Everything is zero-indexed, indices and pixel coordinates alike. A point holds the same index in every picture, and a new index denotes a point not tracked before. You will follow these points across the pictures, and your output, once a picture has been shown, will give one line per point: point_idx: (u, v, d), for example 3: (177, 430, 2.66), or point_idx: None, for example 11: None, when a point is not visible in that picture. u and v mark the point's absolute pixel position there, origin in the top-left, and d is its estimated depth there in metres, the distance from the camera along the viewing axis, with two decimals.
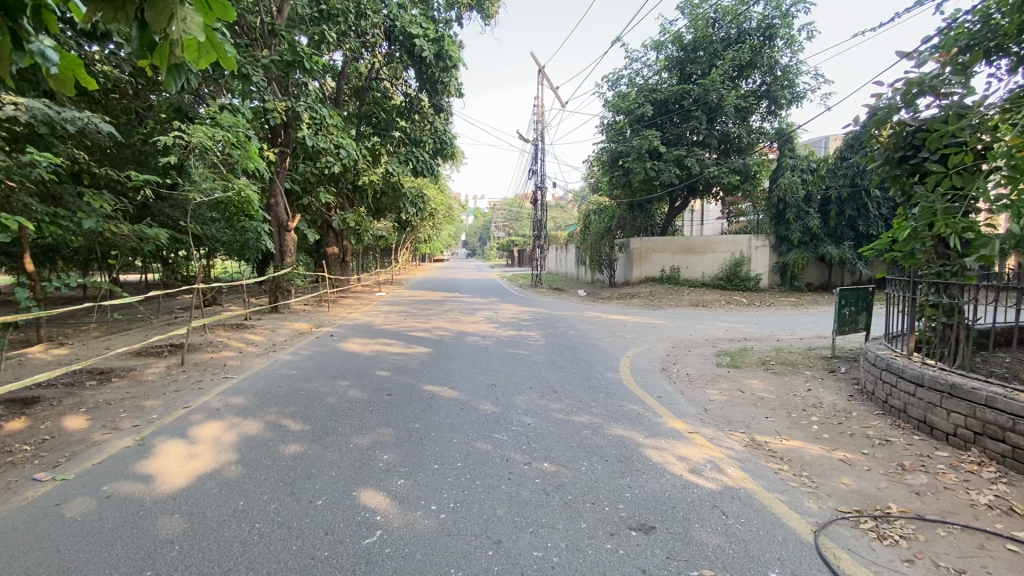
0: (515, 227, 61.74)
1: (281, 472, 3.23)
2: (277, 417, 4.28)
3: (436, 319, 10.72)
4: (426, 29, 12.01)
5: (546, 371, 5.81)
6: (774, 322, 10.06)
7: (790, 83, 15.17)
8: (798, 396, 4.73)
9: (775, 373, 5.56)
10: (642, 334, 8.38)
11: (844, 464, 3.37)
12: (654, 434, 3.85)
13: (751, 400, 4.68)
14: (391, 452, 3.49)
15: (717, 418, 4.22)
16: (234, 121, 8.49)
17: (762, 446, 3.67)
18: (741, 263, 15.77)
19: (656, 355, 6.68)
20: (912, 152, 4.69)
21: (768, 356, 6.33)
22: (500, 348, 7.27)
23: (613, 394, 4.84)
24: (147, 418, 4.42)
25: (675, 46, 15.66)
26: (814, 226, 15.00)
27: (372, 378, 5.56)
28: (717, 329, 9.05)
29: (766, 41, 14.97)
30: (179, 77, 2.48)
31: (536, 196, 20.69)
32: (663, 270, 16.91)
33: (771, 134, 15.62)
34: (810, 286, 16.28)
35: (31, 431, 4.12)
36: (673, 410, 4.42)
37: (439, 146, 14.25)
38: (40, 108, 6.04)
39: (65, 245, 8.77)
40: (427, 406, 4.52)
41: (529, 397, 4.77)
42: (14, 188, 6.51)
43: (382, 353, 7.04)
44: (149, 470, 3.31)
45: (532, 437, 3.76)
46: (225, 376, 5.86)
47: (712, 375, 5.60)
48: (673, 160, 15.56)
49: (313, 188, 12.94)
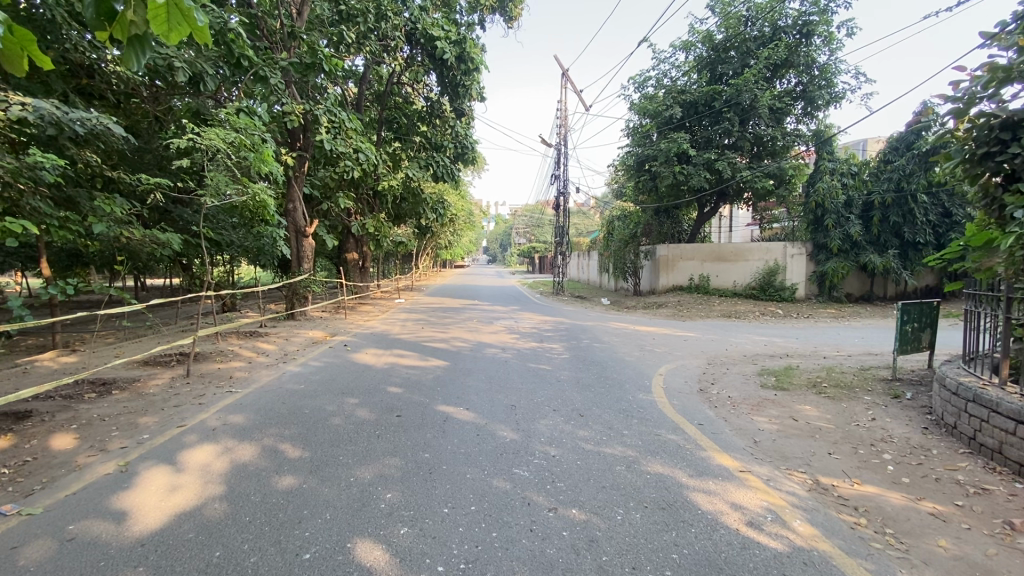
0: (536, 233, 61.34)
1: (269, 512, 2.80)
2: (275, 441, 3.88)
3: (453, 329, 10.27)
4: (448, 31, 11.81)
5: (571, 390, 5.28)
6: (815, 336, 9.34)
7: (828, 83, 14.43)
8: (862, 427, 4.12)
9: (829, 397, 4.94)
10: (673, 349, 7.79)
11: (937, 520, 2.79)
12: (699, 473, 3.31)
13: (807, 431, 4.10)
14: (395, 489, 3.04)
15: (771, 453, 3.68)
16: (246, 123, 8.27)
17: (830, 491, 3.12)
18: (775, 271, 14.92)
19: (691, 373, 6.12)
20: (999, 148, 4.00)
21: (818, 377, 5.66)
22: (521, 362, 6.80)
23: (646, 421, 4.32)
24: (138, 438, 4.06)
25: (705, 46, 15.13)
26: (855, 233, 14.08)
27: (383, 395, 5.14)
28: (754, 344, 8.40)
29: (803, 38, 14.28)
30: (143, 53, 2.07)
31: (558, 201, 20.20)
32: (691, 278, 16.25)
33: (808, 136, 14.89)
34: (850, 297, 15.24)
35: (14, 451, 3.79)
36: (718, 442, 3.86)
37: (460, 151, 13.92)
38: (48, 108, 5.74)
39: (82, 249, 8.63)
40: (440, 431, 4.06)
41: (553, 422, 4.26)
42: (24, 191, 6.21)
43: (395, 366, 6.63)
44: (124, 506, 2.92)
45: (557, 473, 3.27)
46: (228, 390, 5.51)
47: (758, 398, 4.99)
48: (703, 163, 14.86)
49: (332, 194, 12.68)
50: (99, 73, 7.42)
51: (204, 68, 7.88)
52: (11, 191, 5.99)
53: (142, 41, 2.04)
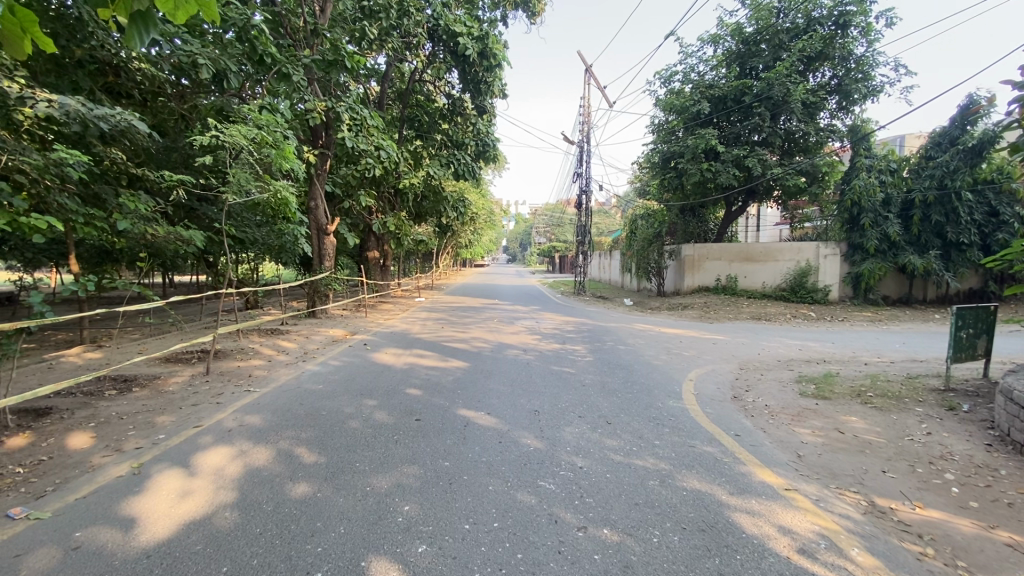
0: (557, 232, 60.91)
1: (281, 524, 2.66)
2: (291, 445, 3.75)
3: (473, 329, 10.09)
4: (470, 27, 11.66)
5: (597, 396, 5.04)
6: (854, 341, 8.88)
7: (865, 76, 13.82)
8: (917, 443, 3.81)
9: (876, 408, 4.61)
10: (702, 352, 7.47)
11: (1015, 552, 2.49)
12: (741, 490, 3.05)
13: (857, 446, 3.79)
14: (413, 501, 2.87)
15: (818, 469, 3.39)
16: (268, 120, 8.23)
17: (888, 515, 2.83)
18: (807, 272, 14.38)
19: (724, 379, 5.82)
20: None
21: (861, 386, 5.31)
22: (544, 364, 6.59)
23: (679, 430, 4.07)
24: (154, 438, 3.98)
25: (734, 39, 14.70)
26: (894, 233, 13.43)
27: (402, 397, 4.99)
28: (789, 348, 8.01)
29: (839, 30, 13.68)
30: (145, 33, 1.91)
31: (580, 200, 19.90)
32: (718, 279, 15.82)
33: (842, 132, 14.31)
34: (887, 299, 14.57)
35: (30, 450, 3.72)
36: (759, 456, 3.58)
37: (482, 148, 13.74)
38: (73, 105, 5.69)
39: (109, 247, 8.71)
40: (461, 437, 3.88)
41: (579, 430, 4.04)
42: (49, 187, 6.19)
43: (414, 367, 6.47)
44: (134, 513, 2.80)
45: (585, 488, 3.05)
46: (247, 389, 5.43)
47: (798, 407, 4.68)
48: (732, 161, 14.42)
49: (354, 191, 12.64)
50: (126, 71, 7.44)
51: (227, 65, 7.89)
52: (36, 186, 5.98)
53: (145, 18, 1.89)
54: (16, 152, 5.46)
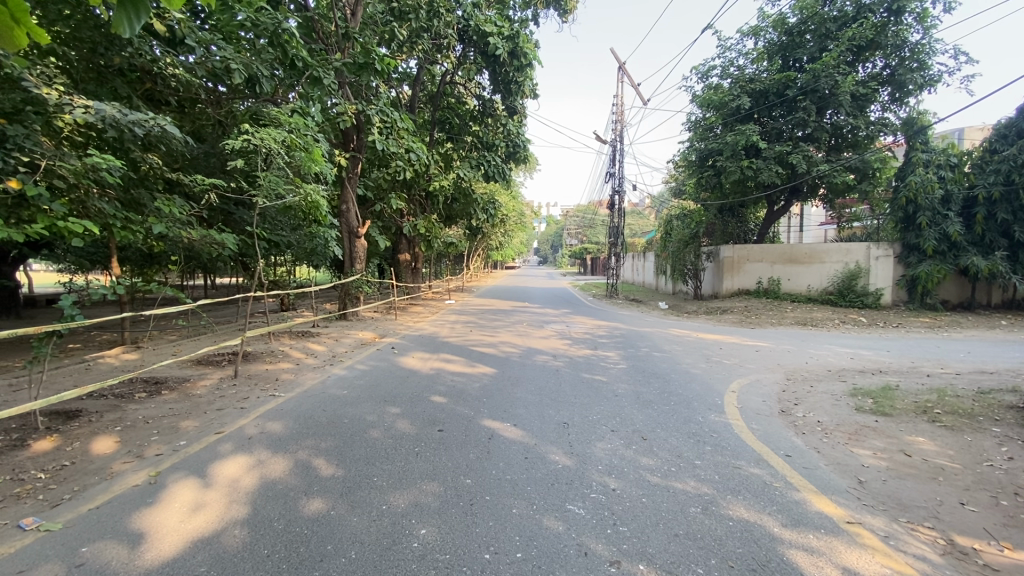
0: (588, 234, 60.22)
1: (290, 545, 2.49)
2: (310, 455, 3.61)
3: (502, 334, 9.84)
4: (501, 27, 11.50)
5: (631, 407, 4.72)
6: (912, 350, 8.20)
7: (921, 64, 12.93)
8: (998, 469, 3.36)
9: (946, 427, 4.14)
10: (744, 361, 7.02)
11: None
12: (796, 522, 2.71)
13: (927, 471, 3.37)
14: (430, 524, 2.66)
15: (885, 499, 3.01)
16: (298, 122, 8.20)
17: (972, 558, 2.45)
18: (856, 275, 13.57)
19: (769, 391, 5.41)
20: None
21: (927, 402, 4.80)
22: (575, 371, 6.31)
23: (722, 449, 3.73)
24: (175, 444, 3.92)
25: (777, 31, 14.06)
26: (955, 232, 12.39)
27: (426, 405, 4.80)
28: (839, 357, 7.45)
29: (892, 17, 12.84)
30: (138, 20, 1.80)
31: (613, 200, 19.43)
32: (759, 282, 15.16)
33: (895, 125, 13.48)
34: (946, 304, 13.56)
35: (54, 454, 3.71)
36: (814, 481, 3.22)
37: (512, 150, 13.50)
38: (108, 110, 5.70)
39: (149, 250, 8.93)
40: (485, 451, 3.66)
41: (612, 446, 3.75)
42: (88, 192, 6.29)
43: (440, 372, 6.29)
44: (144, 527, 2.69)
45: (619, 514, 2.77)
46: (272, 394, 5.37)
47: (855, 425, 4.25)
48: (774, 157, 13.75)
49: (385, 195, 12.66)
50: (162, 78, 7.54)
51: (258, 70, 7.89)
52: (75, 192, 6.07)
53: (135, 1, 1.76)
54: (55, 158, 5.51)
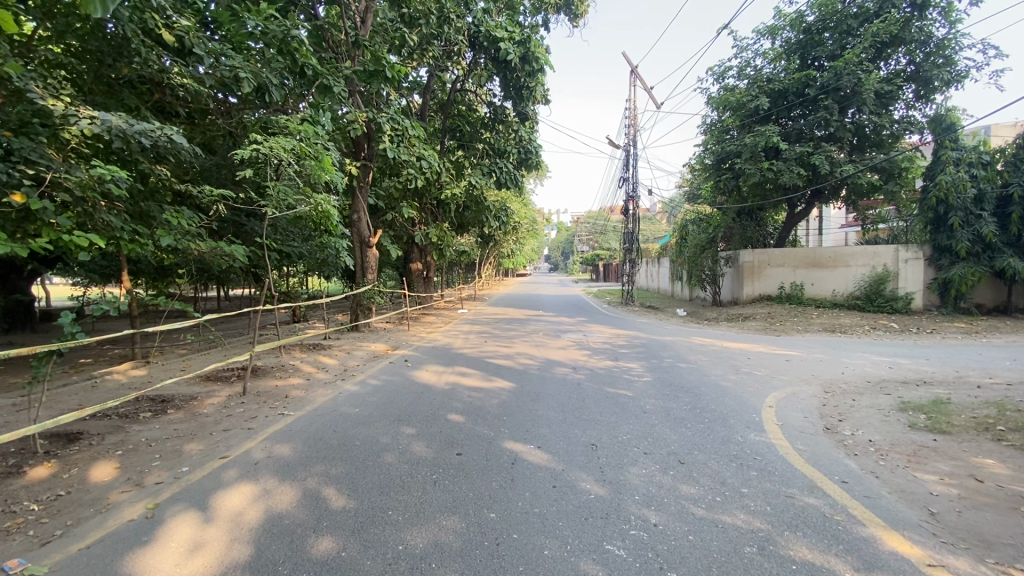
0: (599, 241, 59.80)
1: None
2: (320, 484, 3.34)
3: (518, 344, 9.52)
4: (512, 31, 11.29)
5: (662, 426, 4.39)
6: (954, 358, 7.72)
7: (946, 60, 12.54)
8: None
9: (1016, 447, 3.74)
10: (776, 372, 6.62)
11: None
12: (870, 566, 2.37)
13: (1007, 501, 2.99)
14: (452, 569, 2.36)
15: (968, 536, 2.64)
16: (308, 130, 7.94)
17: None
18: (884, 278, 13.12)
19: (809, 405, 5.03)
20: None
21: (988, 418, 4.38)
22: (597, 385, 5.99)
23: (770, 474, 3.39)
24: (178, 471, 3.67)
25: (793, 30, 13.74)
26: (989, 232, 11.80)
27: (443, 425, 4.52)
28: (878, 367, 7.00)
29: (915, 12, 12.50)
30: None
31: (627, 206, 19.10)
32: (781, 287, 14.79)
33: (921, 123, 13.08)
34: (980, 308, 12.98)
35: (50, 482, 3.48)
36: (880, 514, 2.87)
37: (524, 157, 13.20)
38: (115, 121, 5.37)
39: (159, 263, 8.77)
40: (509, 478, 3.35)
41: (647, 472, 3.43)
42: (97, 205, 6.12)
43: (456, 388, 5.99)
44: (137, 570, 2.44)
45: (664, 556, 2.45)
46: (281, 413, 5.11)
47: (912, 446, 3.87)
48: (795, 158, 13.34)
49: (397, 204, 12.49)
50: (171, 88, 7.39)
51: (267, 79, 7.67)
52: (82, 204, 5.88)
53: None
54: (60, 170, 5.34)
